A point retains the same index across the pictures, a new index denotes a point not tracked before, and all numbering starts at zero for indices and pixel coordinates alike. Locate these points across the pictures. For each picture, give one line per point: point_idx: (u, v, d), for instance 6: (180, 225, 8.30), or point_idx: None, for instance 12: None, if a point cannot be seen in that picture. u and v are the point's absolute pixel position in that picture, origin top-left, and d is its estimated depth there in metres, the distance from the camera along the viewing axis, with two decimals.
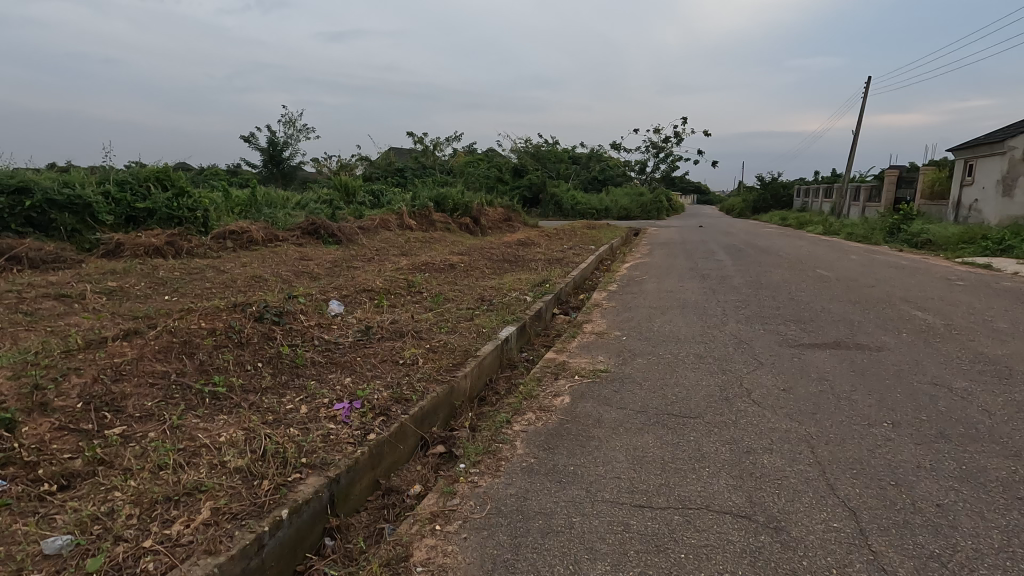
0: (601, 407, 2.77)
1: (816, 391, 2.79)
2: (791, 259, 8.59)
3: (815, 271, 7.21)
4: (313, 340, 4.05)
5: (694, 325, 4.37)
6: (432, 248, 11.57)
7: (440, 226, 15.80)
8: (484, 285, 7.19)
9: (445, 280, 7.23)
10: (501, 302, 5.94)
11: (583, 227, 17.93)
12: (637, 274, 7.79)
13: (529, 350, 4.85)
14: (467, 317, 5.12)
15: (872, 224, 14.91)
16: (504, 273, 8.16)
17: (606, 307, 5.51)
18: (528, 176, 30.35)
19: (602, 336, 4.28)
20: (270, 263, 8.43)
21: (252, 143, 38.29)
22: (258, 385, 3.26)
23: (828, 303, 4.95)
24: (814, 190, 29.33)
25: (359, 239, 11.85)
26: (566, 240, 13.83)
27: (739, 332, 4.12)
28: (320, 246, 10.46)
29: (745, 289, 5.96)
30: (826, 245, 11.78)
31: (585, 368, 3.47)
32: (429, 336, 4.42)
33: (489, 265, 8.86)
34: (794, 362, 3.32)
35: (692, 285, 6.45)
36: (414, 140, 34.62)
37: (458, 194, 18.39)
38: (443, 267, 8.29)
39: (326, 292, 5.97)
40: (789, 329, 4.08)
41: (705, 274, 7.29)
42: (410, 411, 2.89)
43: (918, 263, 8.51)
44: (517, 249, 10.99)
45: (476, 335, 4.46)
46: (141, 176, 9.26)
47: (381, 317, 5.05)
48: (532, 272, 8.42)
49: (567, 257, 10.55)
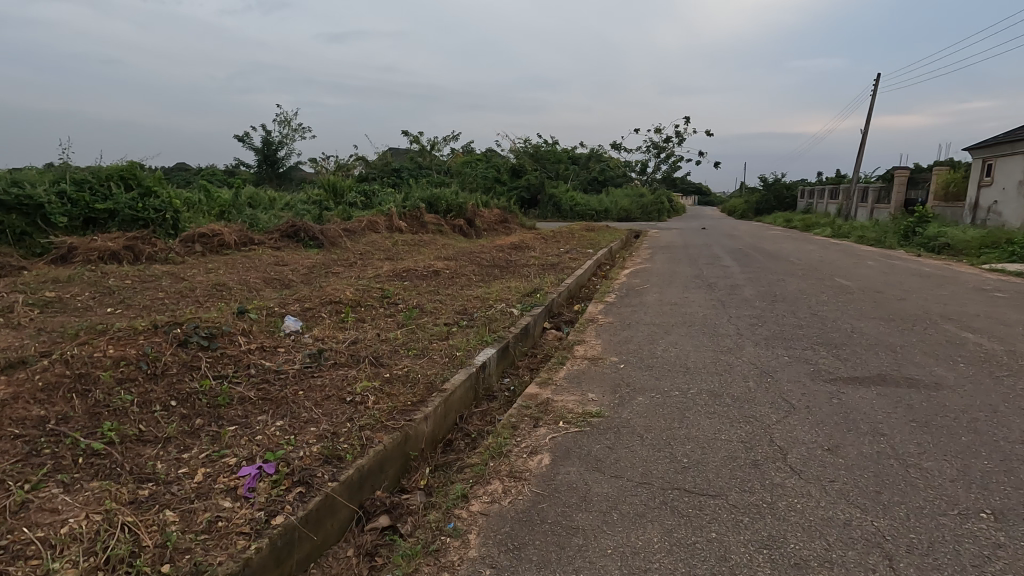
0: (590, 475, 2.11)
1: (873, 453, 2.14)
2: (805, 266, 7.90)
3: (834, 280, 6.52)
4: (248, 369, 3.37)
5: (704, 350, 3.71)
6: (419, 252, 10.91)
7: (431, 228, 15.11)
8: (469, 294, 6.53)
9: (426, 290, 6.57)
10: (484, 316, 5.28)
11: (581, 229, 17.28)
12: (638, 282, 7.13)
13: (512, 376, 4.18)
14: (442, 337, 4.45)
15: (885, 227, 14.23)
16: (492, 281, 7.49)
17: (603, 323, 4.85)
18: (526, 176, 29.67)
19: (595, 363, 3.61)
20: (239, 269, 7.77)
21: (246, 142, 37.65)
22: (160, 436, 2.59)
23: (859, 322, 4.29)
24: (819, 191, 28.64)
25: (343, 242, 11.18)
26: (563, 243, 13.15)
27: (759, 359, 3.45)
28: (299, 250, 9.80)
29: (759, 302, 5.30)
30: (838, 249, 11.11)
31: (572, 410, 2.80)
32: (392, 363, 3.75)
33: (477, 271, 8.19)
34: (834, 404, 2.66)
35: (698, 297, 5.78)
36: (410, 140, 33.97)
37: (451, 195, 17.70)
38: (427, 273, 7.63)
39: (288, 303, 5.31)
40: (819, 356, 3.42)
41: (713, 283, 6.61)
42: (342, 475, 2.22)
43: (944, 270, 7.83)
44: (510, 253, 10.33)
45: (447, 361, 3.79)
46: (102, 175, 8.62)
47: (342, 337, 4.38)
48: (523, 279, 7.76)
49: (563, 261, 9.88)
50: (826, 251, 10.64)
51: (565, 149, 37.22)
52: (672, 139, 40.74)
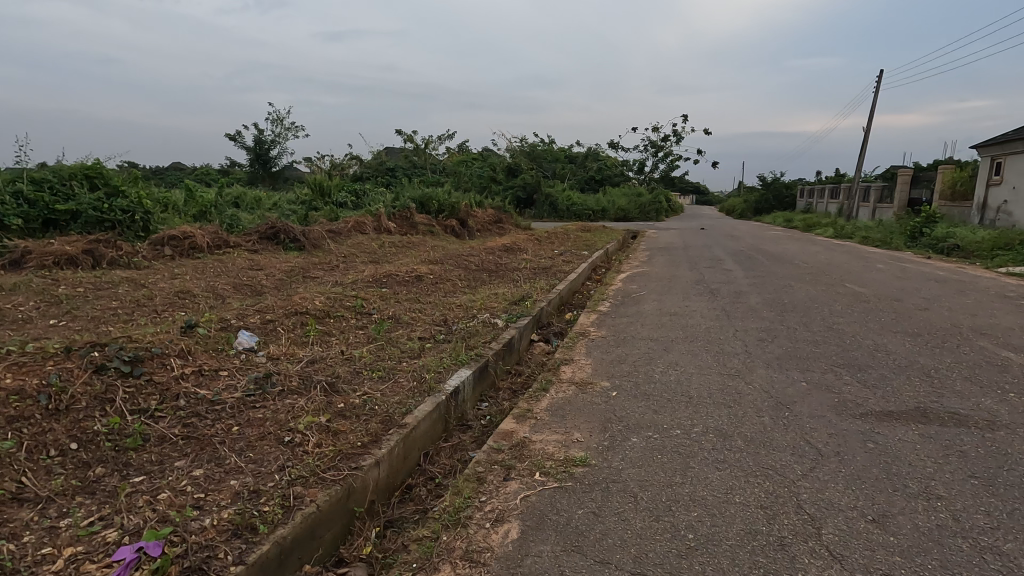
0: (567, 560, 1.63)
1: (934, 529, 1.67)
2: (812, 270, 7.42)
3: (845, 286, 6.05)
4: (177, 400, 2.88)
5: (708, 373, 3.23)
6: (406, 254, 10.41)
7: (421, 229, 14.62)
8: (452, 303, 6.04)
9: (405, 298, 6.08)
10: (465, 329, 4.79)
11: (577, 229, 16.79)
12: (634, 288, 6.66)
13: (491, 400, 3.70)
14: (414, 356, 3.97)
15: (890, 227, 13.78)
16: (477, 287, 7.00)
17: (595, 337, 4.37)
18: (521, 175, 29.16)
19: (583, 389, 3.12)
20: (208, 275, 7.27)
21: (238, 140, 37.06)
22: (43, 494, 2.10)
23: (882, 338, 3.81)
24: (819, 191, 28.21)
25: (326, 244, 10.67)
26: (557, 244, 12.66)
27: (773, 386, 2.97)
28: (278, 254, 9.29)
29: (767, 312, 4.83)
30: (843, 251, 10.65)
31: (552, 455, 2.32)
32: (351, 388, 3.26)
33: (463, 276, 7.70)
34: (872, 450, 2.18)
35: (699, 305, 5.31)
36: (405, 138, 33.46)
37: (443, 194, 17.19)
38: (409, 279, 7.13)
39: (247, 314, 4.81)
40: (843, 383, 2.94)
41: (715, 290, 6.13)
42: (252, 555, 1.74)
43: (959, 274, 7.37)
44: (501, 256, 9.85)
45: (415, 385, 3.31)
46: (64, 174, 8.16)
47: (300, 356, 3.89)
48: (512, 285, 7.28)
49: (556, 265, 9.40)
50: (831, 253, 10.17)
51: (562, 148, 36.74)
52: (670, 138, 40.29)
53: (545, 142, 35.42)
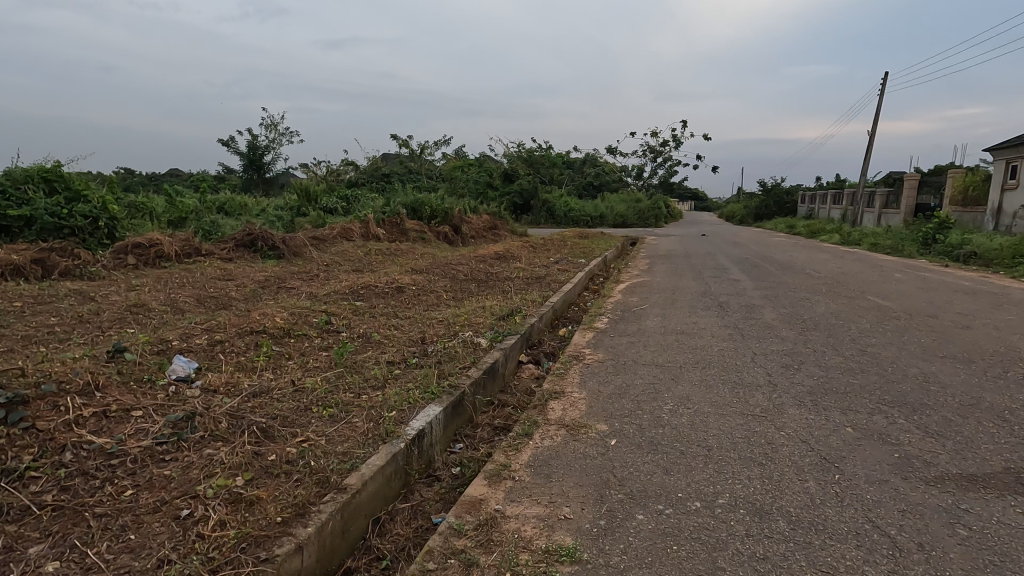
0: None
1: None
2: (827, 281, 6.84)
3: (868, 299, 5.48)
4: (60, 455, 2.27)
5: (728, 414, 2.64)
6: (393, 263, 9.83)
7: (412, 236, 14.05)
8: (434, 320, 5.45)
9: (382, 315, 5.49)
10: (443, 350, 4.20)
11: (574, 236, 16.21)
12: (635, 301, 6.07)
13: (466, 440, 3.10)
14: (377, 387, 3.37)
15: (899, 234, 13.24)
16: (463, 300, 6.41)
17: (591, 361, 3.78)
18: (518, 181, 28.64)
19: (574, 435, 2.52)
20: (170, 287, 6.67)
21: (231, 146, 36.48)
22: None
23: (929, 365, 3.23)
24: (822, 197, 27.71)
25: (308, 252, 10.08)
26: (553, 252, 12.08)
27: (810, 433, 2.38)
28: (254, 262, 8.70)
29: (786, 331, 4.24)
30: (855, 259, 10.09)
31: (529, 544, 1.72)
32: (291, 433, 2.67)
33: (450, 287, 7.11)
34: (966, 546, 1.59)
35: (709, 322, 4.71)
36: (400, 143, 32.95)
37: (436, 200, 16.62)
38: (389, 290, 6.53)
39: (194, 333, 4.21)
40: (898, 431, 2.36)
41: (724, 304, 5.54)
42: None
43: (987, 285, 6.80)
44: (492, 264, 9.28)
45: (371, 428, 2.72)
46: (20, 177, 7.60)
47: (243, 388, 3.30)
48: (502, 296, 6.70)
49: (551, 274, 8.82)
50: (842, 261, 9.61)
51: (560, 154, 36.27)
52: (669, 143, 39.86)
53: (542, 147, 34.94)
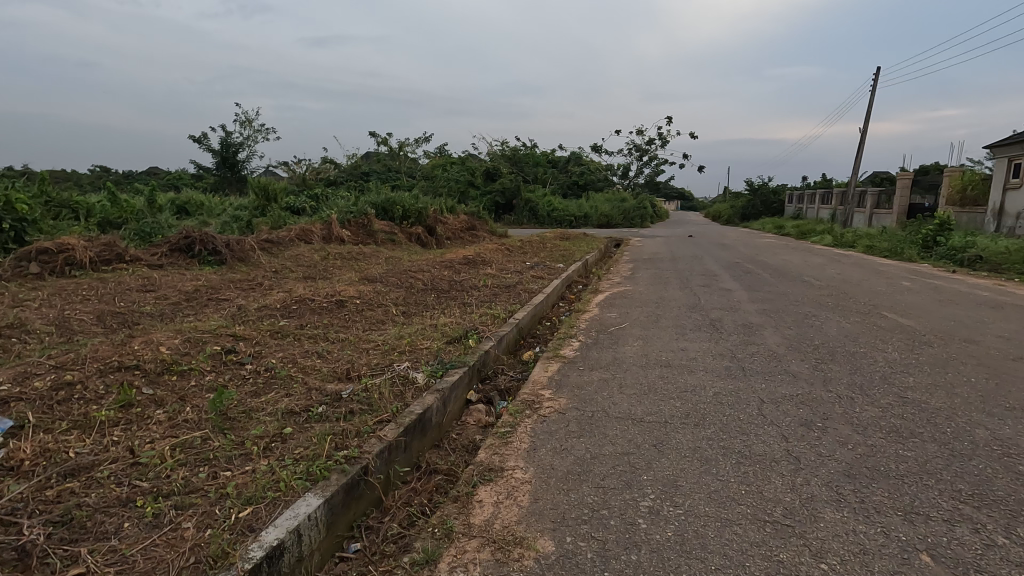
0: None
1: None
2: (831, 292, 6.03)
3: (884, 317, 4.67)
4: None
5: (736, 522, 1.77)
6: (350, 269, 8.88)
7: (380, 238, 13.11)
8: (371, 344, 4.52)
9: (307, 340, 4.54)
10: (363, 393, 3.27)
11: (555, 237, 15.35)
12: (612, 318, 5.20)
13: (363, 539, 2.20)
14: (249, 457, 2.44)
15: (896, 236, 12.54)
16: (413, 318, 5.48)
17: (549, 410, 2.87)
18: (500, 179, 27.74)
19: (502, 565, 1.63)
20: (69, 301, 5.67)
21: (204, 143, 35.07)
22: None
23: (1000, 426, 2.39)
24: (810, 196, 27.18)
25: (255, 257, 9.07)
26: (529, 255, 11.19)
27: (867, 569, 1.52)
28: (188, 270, 7.71)
29: (796, 364, 3.39)
30: (853, 264, 9.35)
31: None
32: (72, 559, 1.73)
33: (403, 300, 6.19)
34: None
35: (700, 350, 3.85)
36: (379, 140, 31.94)
37: (408, 198, 15.65)
38: (328, 305, 5.59)
39: (37, 373, 3.24)
40: (1004, 567, 1.51)
41: (717, 323, 4.68)
42: None
43: (1009, 295, 6.04)
44: (459, 271, 8.39)
45: (201, 544, 1.80)
46: None
47: (55, 462, 2.35)
48: (461, 311, 5.80)
49: (523, 281, 7.95)
50: (841, 266, 8.85)
51: (544, 152, 35.41)
52: (655, 141, 39.25)
53: (526, 145, 34.09)
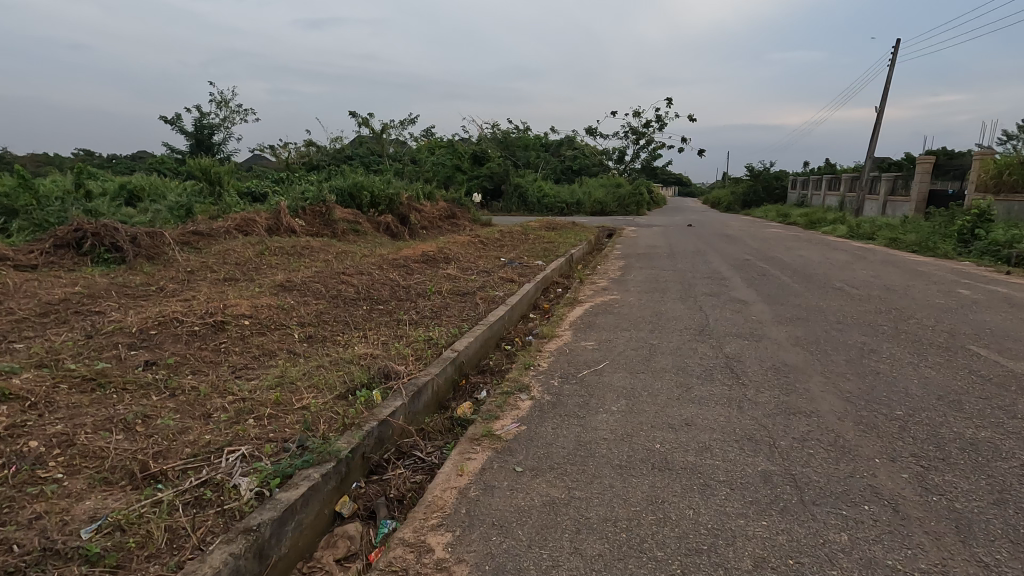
0: None
1: None
2: (878, 307, 4.60)
3: (977, 355, 3.25)
4: None
5: None
6: (282, 268, 7.40)
7: (340, 227, 11.61)
8: (224, 400, 3.05)
9: (128, 394, 3.04)
10: (114, 535, 1.82)
11: (540, 227, 13.84)
12: (586, 350, 3.72)
13: None
14: None
15: (922, 227, 11.10)
16: (317, 350, 3.99)
17: None
18: (488, 163, 26.15)
19: None
20: None
21: (177, 123, 33.18)
22: None
23: None
24: (816, 182, 25.68)
25: (170, 254, 7.54)
26: (505, 250, 9.69)
27: None
28: (67, 273, 6.20)
29: (887, 477, 1.95)
30: (883, 262, 7.92)
31: None
32: None
33: (318, 315, 4.73)
34: None
35: (716, 429, 2.40)
36: (361, 122, 30.21)
37: (378, 183, 14.08)
38: (199, 326, 4.09)
39: None
40: None
41: (734, 366, 3.24)
42: None
43: None
44: (412, 272, 6.92)
45: None
46: None
47: None
48: (387, 337, 4.34)
49: (487, 285, 6.49)
50: (872, 266, 7.40)
51: (535, 135, 33.73)
52: (652, 124, 37.49)
53: (517, 127, 32.37)
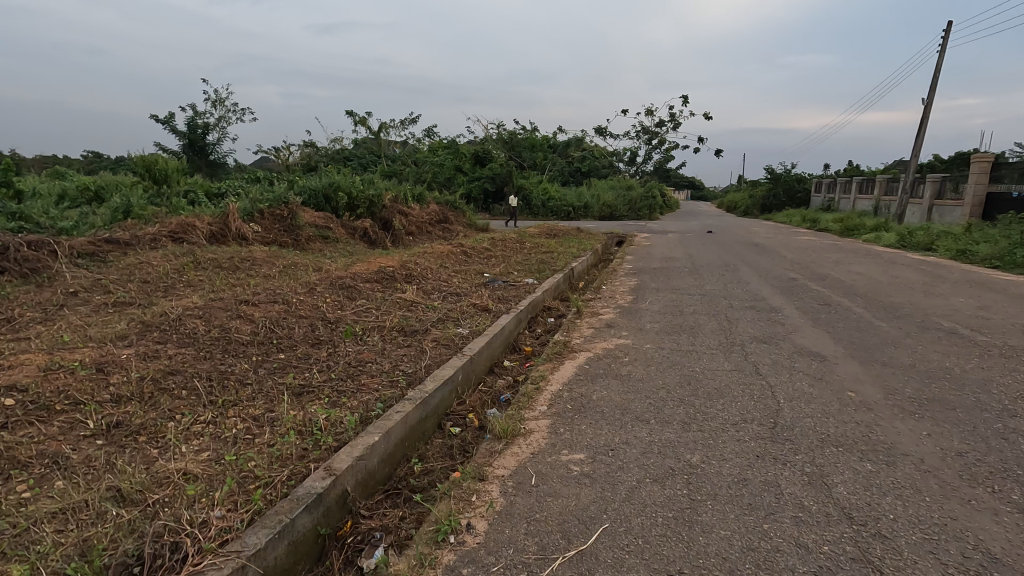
0: None
1: None
2: None
3: None
4: None
5: None
6: (194, 289, 5.74)
7: (305, 231, 10.00)
8: None
9: None
10: None
11: (539, 233, 12.16)
12: (567, 480, 1.99)
13: None
14: None
15: (995, 237, 9.23)
16: (102, 460, 2.27)
17: None
18: (490, 164, 24.46)
19: None
20: None
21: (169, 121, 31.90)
22: None
23: None
24: (846, 184, 23.68)
25: (54, 270, 5.90)
26: (493, 263, 7.99)
27: None
28: None
29: None
30: (973, 285, 6.11)
31: None
32: None
33: (156, 377, 3.01)
34: None
35: None
36: (359, 120, 28.72)
37: (357, 182, 12.45)
38: None
39: None
40: None
41: (886, 564, 1.48)
42: None
43: None
44: (355, 296, 5.23)
45: None
46: None
47: None
48: (246, 425, 2.63)
49: (449, 317, 4.78)
50: (965, 291, 5.61)
51: (542, 135, 32.03)
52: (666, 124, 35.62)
53: (522, 126, 30.69)
